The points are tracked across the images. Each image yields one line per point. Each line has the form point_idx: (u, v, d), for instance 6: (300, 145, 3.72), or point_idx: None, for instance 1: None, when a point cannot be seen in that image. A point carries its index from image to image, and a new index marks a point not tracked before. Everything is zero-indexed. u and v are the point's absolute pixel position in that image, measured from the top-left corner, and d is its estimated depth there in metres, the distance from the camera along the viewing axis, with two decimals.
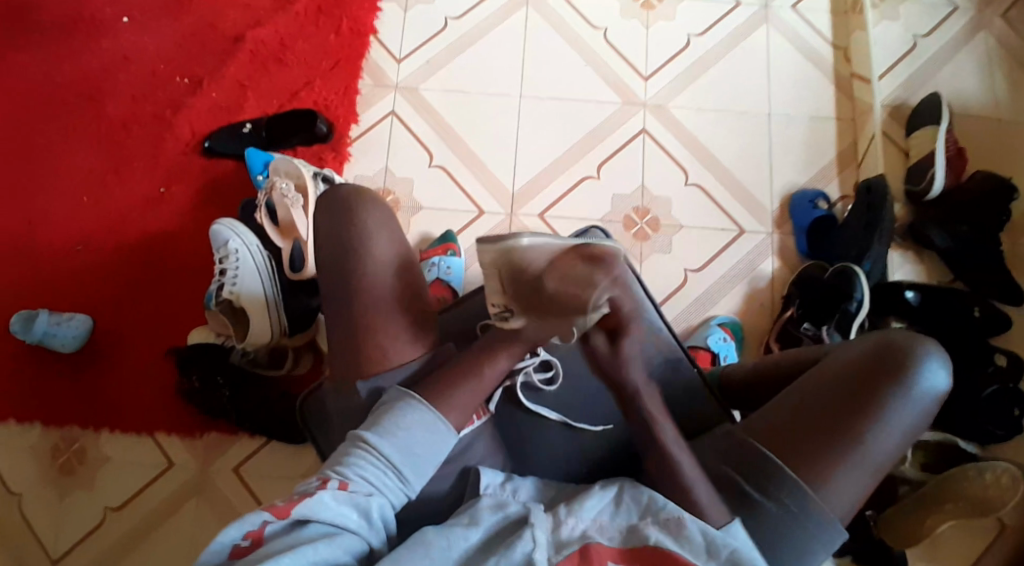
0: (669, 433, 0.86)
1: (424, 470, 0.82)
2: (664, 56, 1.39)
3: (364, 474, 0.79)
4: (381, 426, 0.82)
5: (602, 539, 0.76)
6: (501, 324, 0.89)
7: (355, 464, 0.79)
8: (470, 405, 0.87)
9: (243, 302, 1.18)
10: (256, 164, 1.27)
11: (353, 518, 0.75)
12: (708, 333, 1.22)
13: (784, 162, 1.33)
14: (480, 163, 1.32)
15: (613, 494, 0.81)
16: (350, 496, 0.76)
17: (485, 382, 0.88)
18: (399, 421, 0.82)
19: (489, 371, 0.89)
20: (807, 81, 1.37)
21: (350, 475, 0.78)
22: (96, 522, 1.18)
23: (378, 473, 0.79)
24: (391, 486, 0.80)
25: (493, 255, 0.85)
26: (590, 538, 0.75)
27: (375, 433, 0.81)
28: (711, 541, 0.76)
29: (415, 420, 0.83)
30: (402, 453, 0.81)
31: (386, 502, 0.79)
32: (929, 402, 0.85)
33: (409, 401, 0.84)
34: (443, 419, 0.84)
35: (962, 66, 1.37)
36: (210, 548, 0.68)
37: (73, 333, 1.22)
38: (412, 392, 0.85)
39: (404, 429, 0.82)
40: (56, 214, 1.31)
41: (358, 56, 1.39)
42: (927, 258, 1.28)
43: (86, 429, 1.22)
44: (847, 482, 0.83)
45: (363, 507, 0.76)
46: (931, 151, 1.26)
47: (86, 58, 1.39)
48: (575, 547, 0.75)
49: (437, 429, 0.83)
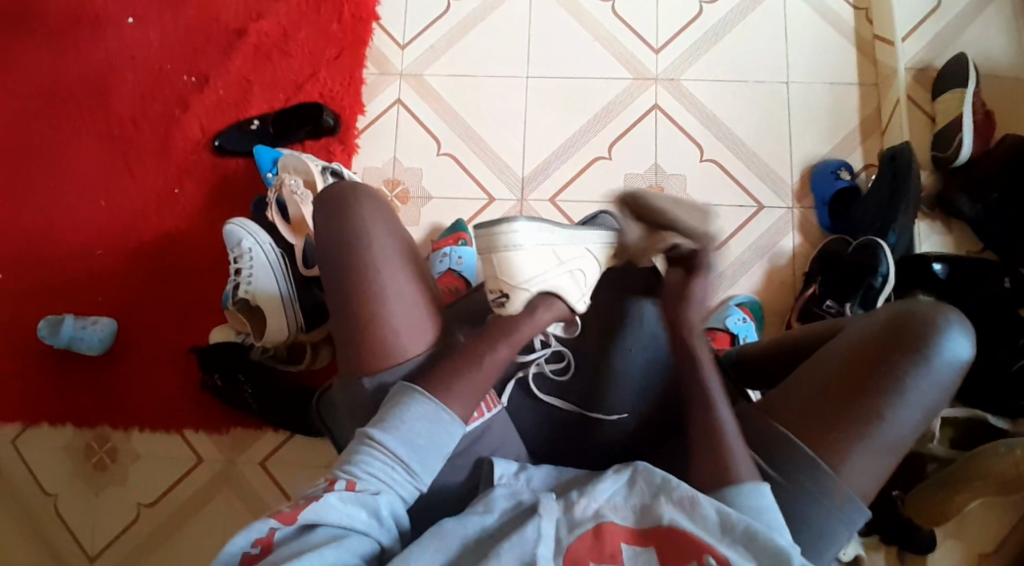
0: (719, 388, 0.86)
1: (432, 463, 0.82)
2: (674, 26, 1.34)
3: (371, 470, 0.80)
4: (386, 421, 0.82)
5: (614, 518, 0.76)
6: (499, 310, 0.92)
7: (362, 462, 0.80)
8: (472, 398, 0.85)
9: (259, 301, 1.19)
10: (264, 161, 1.28)
11: (361, 518, 0.76)
12: (726, 314, 1.19)
13: (802, 131, 1.28)
14: (488, 149, 1.31)
15: (626, 478, 0.78)
16: (357, 496, 0.77)
17: (484, 375, 0.86)
18: (402, 414, 0.82)
19: (489, 363, 0.87)
20: (825, 45, 1.32)
21: (358, 474, 0.79)
22: (131, 518, 1.23)
23: (385, 468, 0.80)
24: (401, 480, 0.80)
25: (487, 240, 0.90)
26: (604, 517, 0.75)
27: (380, 429, 0.81)
28: (725, 518, 0.73)
29: (418, 412, 0.83)
30: (408, 447, 0.81)
31: (396, 498, 0.80)
32: (951, 373, 0.82)
33: (412, 393, 0.83)
34: (447, 411, 0.83)
35: (991, 21, 1.30)
36: (221, 556, 0.70)
37: (97, 336, 1.25)
38: (415, 385, 0.84)
39: (407, 421, 0.82)
40: (75, 218, 1.34)
41: (361, 43, 1.37)
42: (956, 227, 1.23)
43: (116, 429, 1.26)
44: (866, 457, 0.80)
45: (371, 506, 0.77)
46: (958, 115, 1.20)
47: (95, 61, 1.40)
48: (588, 526, 0.75)
49: (440, 419, 0.83)
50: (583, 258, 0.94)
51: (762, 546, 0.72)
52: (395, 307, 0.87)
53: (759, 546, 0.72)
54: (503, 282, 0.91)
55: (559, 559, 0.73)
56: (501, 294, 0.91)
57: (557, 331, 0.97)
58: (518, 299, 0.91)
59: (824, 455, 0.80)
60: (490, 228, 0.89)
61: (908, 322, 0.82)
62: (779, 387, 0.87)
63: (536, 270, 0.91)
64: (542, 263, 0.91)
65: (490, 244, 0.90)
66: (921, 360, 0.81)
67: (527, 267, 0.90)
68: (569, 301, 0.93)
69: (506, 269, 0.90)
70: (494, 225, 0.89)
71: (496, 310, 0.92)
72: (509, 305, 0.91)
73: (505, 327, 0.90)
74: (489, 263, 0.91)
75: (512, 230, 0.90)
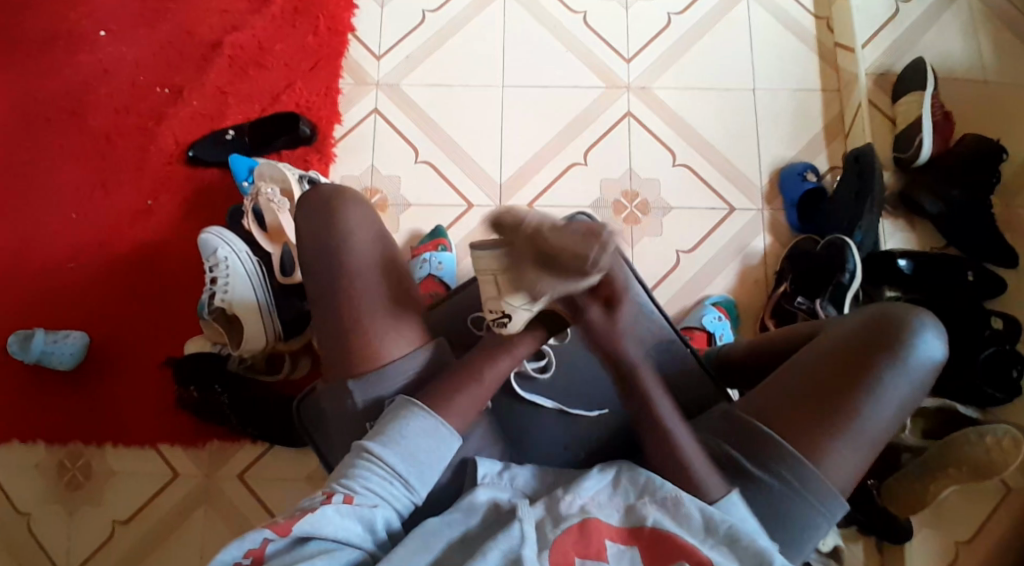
0: (667, 407, 0.83)
1: (430, 477, 0.82)
2: (645, 36, 1.38)
3: (370, 485, 0.79)
4: (385, 435, 0.82)
5: (601, 515, 0.77)
6: (500, 329, 0.84)
7: (360, 476, 0.80)
8: (470, 411, 0.86)
9: (235, 310, 1.17)
10: (241, 170, 1.27)
11: (356, 532, 0.76)
12: (703, 313, 1.21)
13: (770, 136, 1.33)
14: (466, 157, 1.32)
15: (611, 477, 0.81)
16: (355, 509, 0.77)
17: (484, 385, 0.87)
18: (402, 429, 0.83)
19: (488, 374, 0.88)
20: (790, 54, 1.37)
21: (356, 488, 0.79)
22: (106, 536, 1.19)
23: (383, 483, 0.80)
24: (399, 495, 0.81)
25: None
26: (589, 512, 0.77)
27: (380, 443, 0.82)
28: (710, 520, 0.76)
29: (420, 427, 0.83)
30: (408, 461, 0.81)
31: (393, 511, 0.80)
32: (926, 373, 0.84)
33: (411, 407, 0.84)
34: (446, 425, 0.84)
35: (945, 29, 1.36)
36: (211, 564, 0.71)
37: (70, 350, 1.23)
38: (415, 400, 0.84)
39: (407, 437, 0.82)
40: (46, 232, 1.32)
41: (338, 55, 1.38)
42: (918, 225, 1.28)
43: (90, 445, 1.23)
44: (846, 454, 0.82)
45: (368, 519, 0.77)
46: (917, 118, 1.25)
47: (65, 74, 1.39)
48: (574, 520, 0.76)
49: (439, 434, 0.83)
50: None
51: (744, 548, 0.74)
52: (382, 310, 0.89)
53: (741, 549, 0.74)
54: None
55: (545, 551, 0.74)
56: (502, 310, 0.84)
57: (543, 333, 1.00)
58: (525, 313, 0.87)
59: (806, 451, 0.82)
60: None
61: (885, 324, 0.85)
62: (761, 384, 0.88)
63: None
64: None
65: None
66: (896, 359, 0.83)
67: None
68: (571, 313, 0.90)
69: None
70: None
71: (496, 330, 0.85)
72: (514, 320, 0.86)
73: (499, 344, 0.89)
74: None
75: None
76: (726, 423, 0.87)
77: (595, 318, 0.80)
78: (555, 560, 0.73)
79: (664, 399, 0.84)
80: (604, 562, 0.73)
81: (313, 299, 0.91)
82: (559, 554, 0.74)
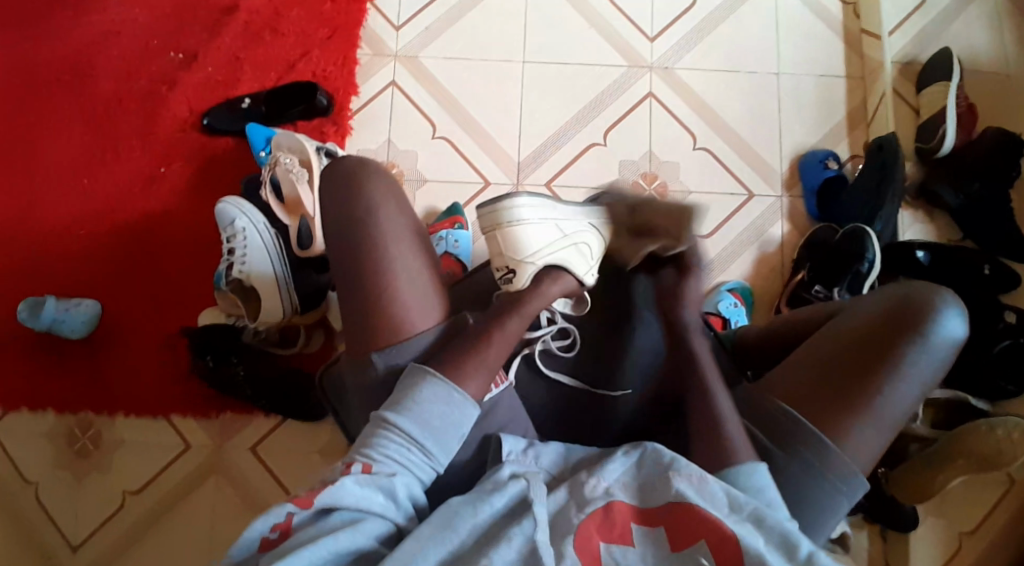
0: (713, 373, 0.89)
1: (449, 445, 0.82)
2: (669, 16, 1.36)
3: (388, 453, 0.80)
4: (401, 404, 0.82)
5: (624, 497, 0.77)
6: (507, 286, 0.96)
7: (379, 445, 0.80)
8: (484, 379, 0.85)
9: (252, 281, 1.17)
10: (258, 140, 1.25)
11: (378, 501, 0.76)
12: (719, 299, 1.22)
13: (791, 121, 1.32)
14: (485, 134, 1.31)
15: (635, 457, 0.80)
16: (373, 479, 0.77)
17: (492, 353, 0.86)
18: (417, 396, 0.82)
19: (497, 336, 0.87)
20: (815, 39, 1.35)
21: (375, 457, 0.79)
22: (116, 506, 1.19)
23: (401, 450, 0.80)
24: (417, 462, 0.80)
25: (493, 216, 0.95)
26: (615, 495, 0.77)
27: (396, 412, 0.81)
28: (734, 497, 0.76)
29: (432, 395, 0.82)
30: (424, 428, 0.81)
31: (414, 480, 0.80)
32: (949, 353, 0.84)
33: (423, 374, 0.83)
34: (460, 392, 0.83)
35: (971, 19, 1.35)
36: (239, 542, 0.71)
37: (81, 318, 1.21)
38: (428, 366, 0.84)
39: (421, 403, 0.82)
40: (56, 197, 1.29)
41: (355, 23, 1.36)
42: (938, 217, 1.27)
43: (100, 414, 1.23)
44: (868, 433, 0.83)
45: (388, 489, 0.77)
46: (942, 107, 1.25)
47: (77, 35, 1.36)
48: (599, 504, 0.76)
49: (454, 401, 0.83)
50: (585, 234, 0.99)
51: (770, 526, 0.74)
52: (405, 286, 0.88)
53: (766, 528, 0.74)
54: (509, 257, 0.95)
55: (569, 536, 0.74)
56: (508, 271, 0.96)
57: (565, 309, 1.02)
58: (524, 274, 0.95)
59: (826, 432, 0.82)
60: (496, 203, 0.95)
61: (907, 304, 0.85)
62: (782, 365, 0.89)
63: (542, 243, 0.95)
64: (545, 235, 0.96)
65: (496, 220, 0.96)
66: (918, 339, 0.83)
67: (533, 240, 0.95)
68: (577, 274, 0.97)
69: (511, 244, 0.95)
70: (498, 201, 0.95)
71: (506, 288, 0.96)
72: (517, 280, 0.95)
73: (514, 301, 0.91)
74: (494, 241, 0.96)
75: (513, 205, 0.96)
76: (750, 408, 0.88)
77: (668, 279, 0.97)
78: (579, 546, 0.73)
79: (712, 369, 0.90)
80: (630, 547, 0.74)
81: (339, 279, 0.90)
82: (584, 541, 0.73)
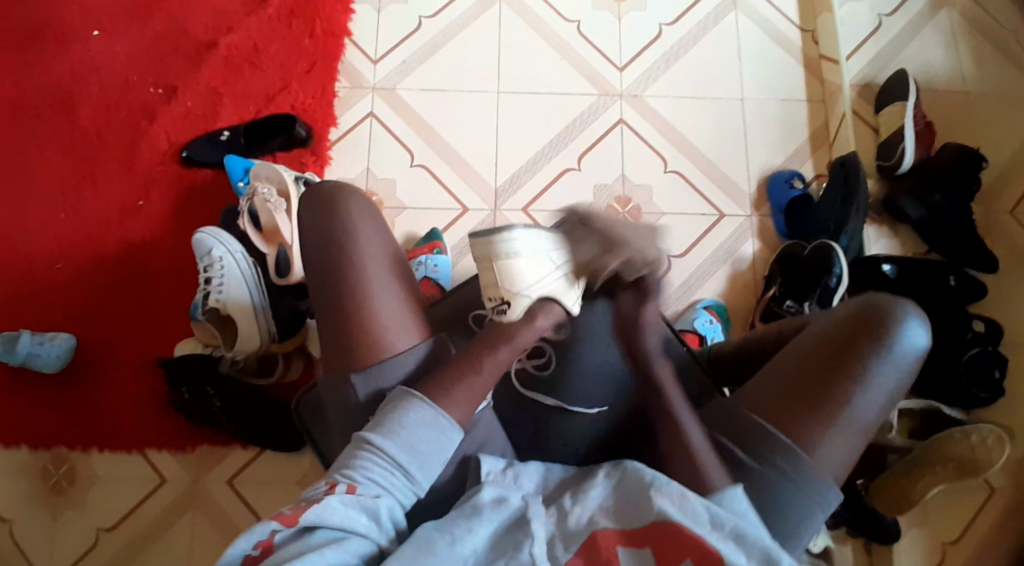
0: (677, 397, 0.92)
1: (431, 469, 0.82)
2: (637, 45, 1.41)
3: (371, 475, 0.79)
4: (386, 426, 0.82)
5: (608, 524, 0.77)
6: (501, 318, 0.93)
7: (361, 466, 0.79)
8: (470, 400, 0.86)
9: (229, 311, 1.16)
10: (236, 171, 1.27)
11: (361, 521, 0.75)
12: (695, 316, 1.24)
13: (758, 144, 1.36)
14: (461, 161, 1.34)
15: (615, 480, 0.81)
16: (358, 500, 0.76)
17: (484, 378, 0.87)
18: (402, 420, 0.82)
19: (488, 364, 0.88)
20: (778, 66, 1.40)
21: (358, 478, 0.78)
22: (89, 544, 1.17)
23: (385, 474, 0.80)
24: (400, 486, 0.80)
25: (487, 248, 0.93)
26: (598, 525, 0.76)
27: (380, 434, 0.81)
28: (715, 514, 0.76)
29: (420, 418, 0.82)
30: (408, 452, 0.81)
31: (396, 503, 0.79)
32: (912, 361, 0.86)
33: (411, 398, 0.84)
34: (446, 416, 0.83)
35: (927, 42, 1.41)
36: (221, 559, 0.69)
37: (56, 351, 1.20)
38: (414, 390, 0.84)
39: (407, 428, 0.82)
40: (32, 233, 1.29)
41: (333, 57, 1.39)
42: (902, 230, 1.32)
43: (76, 448, 1.21)
44: (839, 441, 0.84)
45: (372, 510, 0.76)
46: (900, 127, 1.30)
47: (57, 71, 1.38)
48: (583, 539, 0.75)
49: (440, 426, 0.83)
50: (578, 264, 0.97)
51: (751, 543, 0.74)
52: (383, 308, 0.89)
53: (746, 543, 0.74)
54: (504, 289, 0.93)
55: None
56: (502, 302, 0.93)
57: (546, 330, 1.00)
58: (519, 306, 0.93)
59: (798, 442, 0.83)
60: (490, 236, 0.94)
61: (871, 316, 0.87)
62: (755, 378, 0.90)
63: (538, 276, 0.93)
64: (540, 269, 0.93)
65: (490, 253, 0.94)
66: (881, 349, 0.85)
67: (527, 275, 0.93)
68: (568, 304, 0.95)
69: (506, 276, 0.93)
70: (492, 233, 0.93)
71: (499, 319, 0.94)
72: (510, 312, 0.92)
73: (506, 331, 0.90)
74: (490, 272, 0.94)
75: (508, 237, 0.93)
76: (720, 417, 0.89)
77: (625, 303, 0.96)
78: None
79: (676, 393, 0.93)
80: None
81: (319, 296, 0.91)
82: None
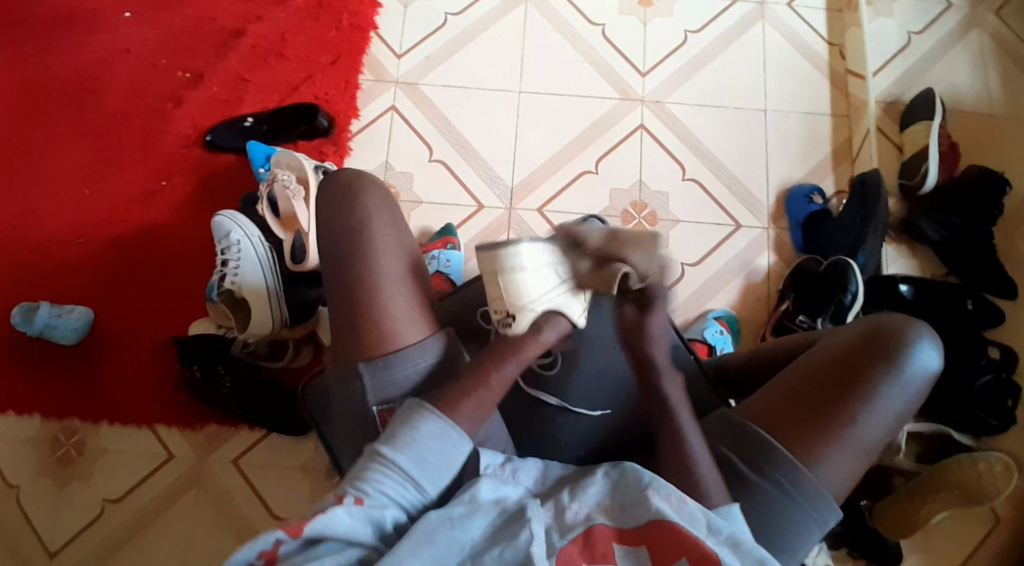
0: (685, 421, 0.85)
1: (442, 480, 0.77)
2: (661, 52, 1.41)
3: (381, 488, 0.74)
4: (396, 438, 0.77)
5: (603, 521, 0.76)
6: (505, 330, 0.87)
7: (370, 478, 0.75)
8: (477, 417, 0.82)
9: (244, 293, 1.18)
10: (258, 157, 1.29)
11: (367, 533, 0.72)
12: (705, 325, 1.23)
13: (778, 156, 1.35)
14: (478, 157, 1.34)
15: (612, 477, 0.79)
16: (366, 512, 0.72)
17: (491, 392, 0.83)
18: (414, 432, 0.78)
19: (495, 378, 0.84)
20: (802, 78, 1.39)
21: (367, 490, 0.74)
22: (94, 515, 1.19)
23: (395, 486, 0.75)
24: (411, 499, 0.76)
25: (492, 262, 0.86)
26: (594, 520, 0.76)
27: (390, 445, 0.76)
28: (712, 521, 0.76)
29: (432, 430, 0.78)
30: (420, 464, 0.76)
31: (405, 515, 0.75)
32: (923, 384, 0.85)
33: (423, 410, 0.79)
34: (456, 428, 0.79)
35: (956, 61, 1.40)
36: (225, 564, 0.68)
37: (73, 325, 1.23)
38: (426, 403, 0.80)
39: (419, 439, 0.77)
40: (57, 209, 1.32)
41: (358, 50, 1.41)
42: (920, 253, 1.30)
43: (86, 421, 1.23)
44: (841, 459, 0.82)
45: (379, 521, 0.73)
46: (925, 144, 1.28)
47: (89, 53, 1.41)
48: (579, 530, 0.75)
49: (451, 438, 0.78)
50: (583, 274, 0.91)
51: (746, 551, 0.75)
52: (392, 300, 0.89)
53: (743, 550, 0.75)
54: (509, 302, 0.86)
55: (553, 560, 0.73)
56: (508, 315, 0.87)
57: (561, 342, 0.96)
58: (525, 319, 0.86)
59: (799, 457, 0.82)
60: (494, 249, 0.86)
61: (884, 335, 0.85)
62: (760, 389, 0.89)
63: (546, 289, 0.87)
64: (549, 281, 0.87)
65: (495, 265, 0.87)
66: (891, 370, 0.84)
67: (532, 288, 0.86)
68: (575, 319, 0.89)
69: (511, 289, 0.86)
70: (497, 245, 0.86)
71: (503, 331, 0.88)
72: (516, 325, 0.86)
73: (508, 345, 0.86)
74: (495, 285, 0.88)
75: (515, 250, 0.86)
76: (725, 426, 0.87)
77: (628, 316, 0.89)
78: None
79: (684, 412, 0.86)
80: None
81: (326, 284, 0.92)
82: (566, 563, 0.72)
